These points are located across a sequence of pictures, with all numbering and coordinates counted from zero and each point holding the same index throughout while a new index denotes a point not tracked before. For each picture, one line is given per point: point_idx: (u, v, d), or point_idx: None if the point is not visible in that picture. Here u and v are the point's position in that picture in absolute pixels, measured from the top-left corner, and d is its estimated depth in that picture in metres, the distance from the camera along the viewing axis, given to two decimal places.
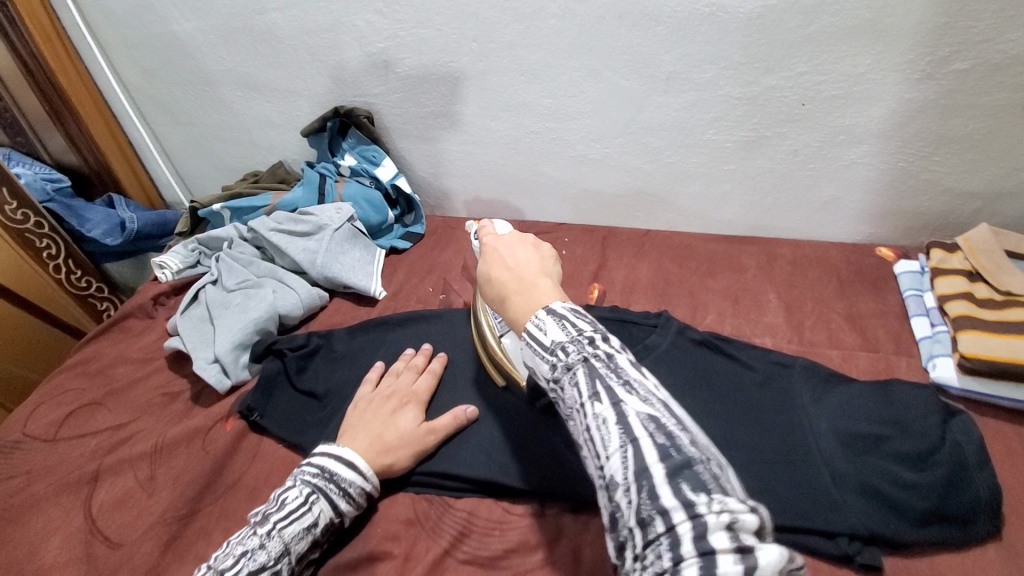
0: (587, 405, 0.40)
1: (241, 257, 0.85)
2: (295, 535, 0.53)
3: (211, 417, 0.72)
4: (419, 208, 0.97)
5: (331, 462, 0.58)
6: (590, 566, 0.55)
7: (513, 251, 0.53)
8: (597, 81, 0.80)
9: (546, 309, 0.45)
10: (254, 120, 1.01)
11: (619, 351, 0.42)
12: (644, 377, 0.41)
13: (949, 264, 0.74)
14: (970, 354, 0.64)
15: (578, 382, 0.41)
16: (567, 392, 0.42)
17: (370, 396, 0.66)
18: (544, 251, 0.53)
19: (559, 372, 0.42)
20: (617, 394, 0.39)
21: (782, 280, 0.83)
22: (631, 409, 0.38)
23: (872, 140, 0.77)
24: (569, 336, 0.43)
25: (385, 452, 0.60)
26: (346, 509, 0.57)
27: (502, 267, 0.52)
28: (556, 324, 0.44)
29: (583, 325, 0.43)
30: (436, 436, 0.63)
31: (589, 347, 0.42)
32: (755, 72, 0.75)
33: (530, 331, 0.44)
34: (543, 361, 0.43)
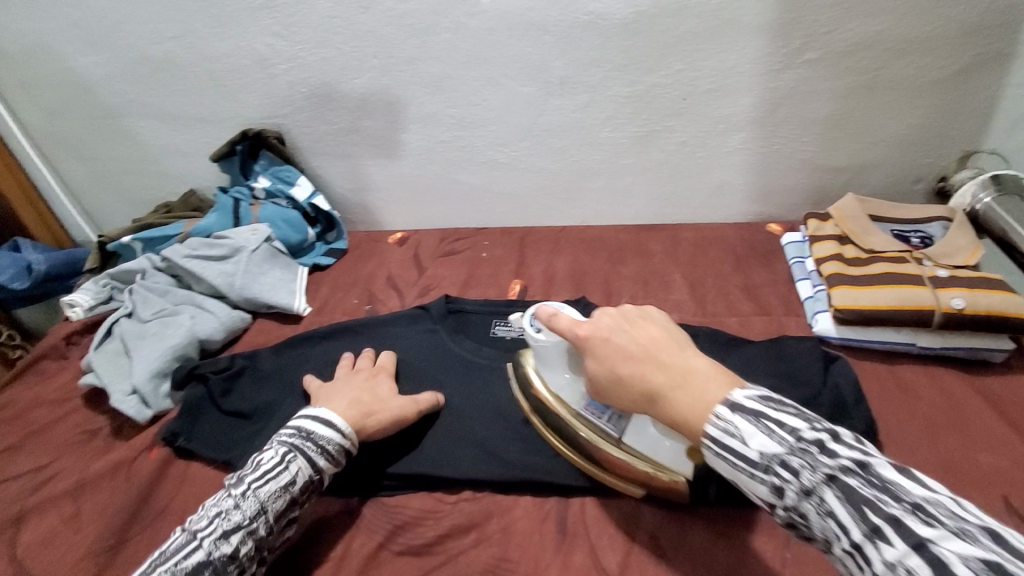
0: (863, 544, 0.35)
1: (156, 286, 0.83)
2: (271, 494, 0.53)
3: (135, 448, 0.70)
4: (340, 224, 0.98)
5: (308, 422, 0.59)
6: (520, 539, 0.58)
7: (627, 332, 0.49)
8: (497, 90, 0.85)
9: (728, 405, 0.42)
10: (162, 150, 1.00)
11: (867, 456, 0.39)
12: (923, 490, 0.36)
13: (823, 231, 0.84)
14: (842, 306, 0.72)
15: (829, 510, 0.37)
16: (816, 520, 0.38)
17: (335, 382, 0.68)
18: (657, 317, 0.51)
19: (794, 496, 0.39)
20: (910, 527, 0.34)
21: (686, 261, 0.90)
22: (942, 547, 0.33)
23: (748, 127, 0.86)
24: (786, 447, 0.40)
25: (364, 416, 0.62)
26: (326, 467, 0.57)
27: (621, 355, 0.48)
28: (755, 429, 0.41)
29: (792, 424, 0.41)
30: (414, 407, 0.65)
31: (825, 460, 0.39)
32: (638, 72, 0.82)
33: (721, 440, 0.42)
34: (758, 481, 0.40)
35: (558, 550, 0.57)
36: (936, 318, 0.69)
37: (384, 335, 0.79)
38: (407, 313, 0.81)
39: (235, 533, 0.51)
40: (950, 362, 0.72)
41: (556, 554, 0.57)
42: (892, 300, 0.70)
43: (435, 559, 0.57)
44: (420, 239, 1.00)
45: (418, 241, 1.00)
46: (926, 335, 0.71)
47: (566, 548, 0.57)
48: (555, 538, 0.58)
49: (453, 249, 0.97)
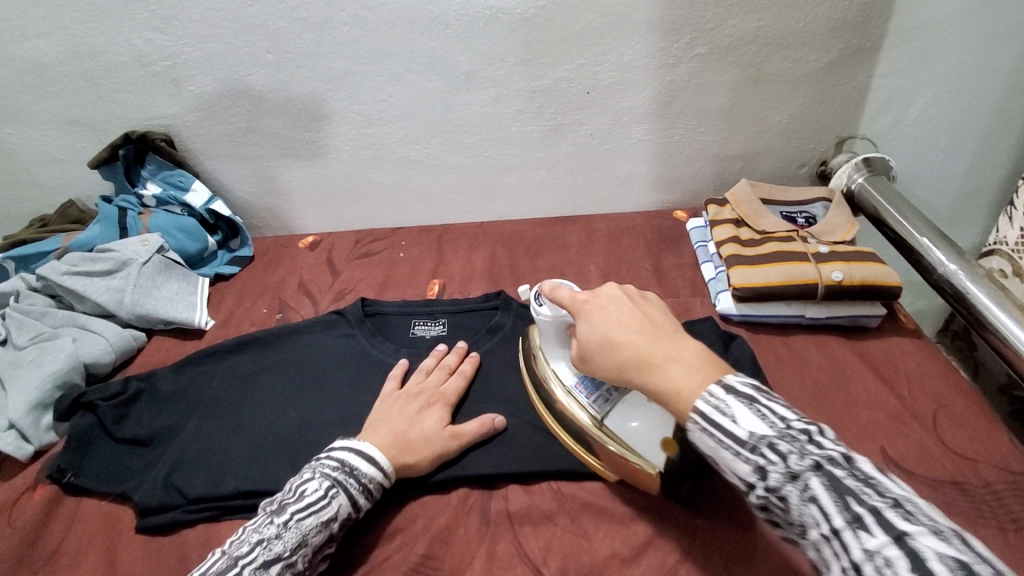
0: (842, 531, 0.38)
1: (31, 309, 0.75)
2: (312, 528, 0.51)
3: (14, 490, 0.63)
4: (244, 230, 0.93)
5: (351, 456, 0.56)
6: (443, 537, 0.58)
7: (631, 308, 0.53)
8: (402, 85, 0.83)
9: (722, 386, 0.44)
10: (29, 157, 0.90)
11: (850, 452, 0.41)
12: (895, 487, 0.39)
13: (722, 216, 0.89)
14: (740, 285, 0.77)
15: (813, 496, 0.39)
16: (795, 505, 0.40)
17: (397, 393, 0.65)
18: (654, 302, 0.54)
19: (779, 479, 0.40)
20: (890, 521, 0.36)
21: (600, 250, 0.93)
22: (918, 542, 0.35)
23: (649, 120, 0.90)
24: (777, 430, 0.42)
25: (405, 451, 0.59)
26: (364, 504, 0.55)
27: (619, 325, 0.52)
28: (751, 412, 0.43)
29: (782, 413, 0.43)
30: (460, 441, 0.61)
31: (811, 449, 0.41)
32: (542, 67, 0.83)
33: (710, 416, 0.43)
34: (742, 460, 0.42)
35: (483, 540, 0.57)
36: (820, 291, 0.76)
37: (296, 344, 0.75)
38: (321, 320, 0.77)
39: (274, 565, 0.48)
40: (834, 330, 0.79)
41: (481, 545, 0.57)
42: (782, 277, 0.76)
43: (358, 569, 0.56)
44: (333, 242, 0.96)
45: (331, 244, 0.96)
46: (813, 307, 0.78)
47: (490, 538, 0.57)
48: (479, 531, 0.58)
49: (369, 251, 0.94)
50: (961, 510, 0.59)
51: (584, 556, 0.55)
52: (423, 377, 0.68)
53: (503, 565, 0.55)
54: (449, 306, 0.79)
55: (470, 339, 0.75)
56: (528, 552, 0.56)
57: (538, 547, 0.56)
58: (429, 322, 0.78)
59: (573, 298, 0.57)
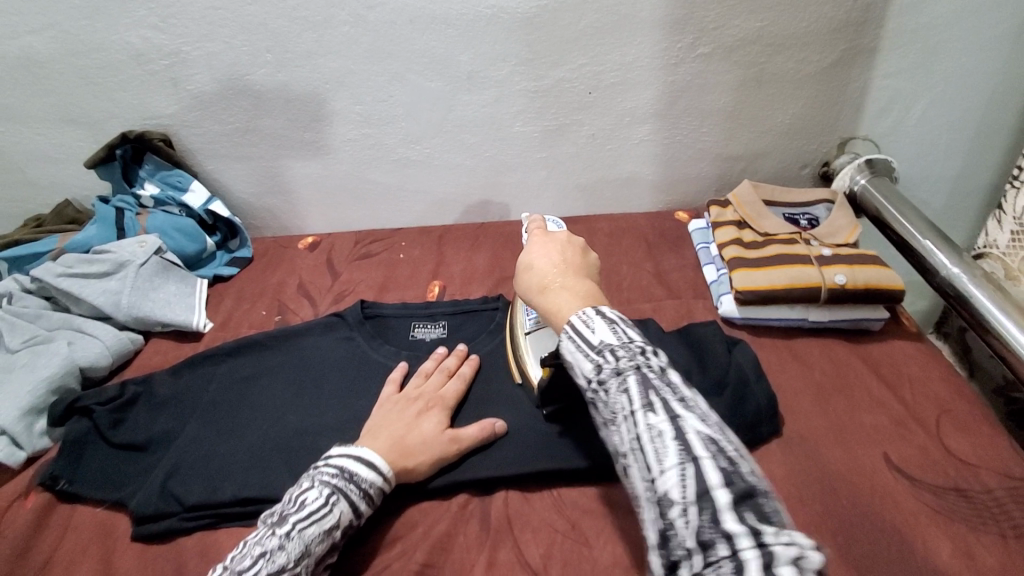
0: (638, 412, 0.39)
1: (25, 311, 0.74)
2: (315, 537, 0.50)
3: (6, 497, 0.62)
4: (242, 231, 0.93)
5: (350, 462, 0.55)
6: (443, 545, 0.57)
7: (562, 250, 0.54)
8: (403, 85, 0.82)
9: (595, 311, 0.46)
10: (24, 156, 0.89)
11: (671, 364, 0.42)
12: (694, 391, 0.40)
13: (724, 217, 0.88)
14: (743, 287, 0.76)
15: (626, 388, 0.40)
16: (613, 396, 0.41)
17: (396, 396, 0.65)
18: (591, 257, 0.55)
19: (607, 374, 0.41)
20: (674, 407, 0.38)
21: (601, 251, 0.92)
22: (689, 426, 0.37)
23: (651, 120, 0.89)
24: (620, 340, 0.43)
25: (406, 455, 0.58)
26: (363, 510, 0.55)
27: (544, 258, 0.53)
28: (606, 326, 0.44)
29: (634, 334, 0.43)
30: (460, 445, 0.60)
31: (640, 355, 0.41)
32: (544, 67, 0.82)
33: (576, 327, 0.45)
34: (587, 360, 0.43)
35: (483, 547, 0.57)
36: (823, 294, 0.75)
37: (295, 347, 0.74)
38: (321, 322, 0.77)
39: None
40: (836, 333, 0.79)
41: (481, 552, 0.56)
42: (785, 280, 0.76)
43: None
44: (333, 243, 0.95)
45: (331, 245, 0.95)
46: (815, 310, 0.77)
47: (490, 545, 0.57)
48: (479, 537, 0.58)
49: (369, 251, 0.93)
50: (964, 517, 0.59)
51: (586, 564, 0.55)
52: (423, 380, 0.67)
53: (503, 573, 0.55)
54: (450, 308, 0.79)
55: (470, 341, 0.75)
56: (529, 560, 0.55)
57: (539, 555, 0.56)
58: (429, 324, 0.78)
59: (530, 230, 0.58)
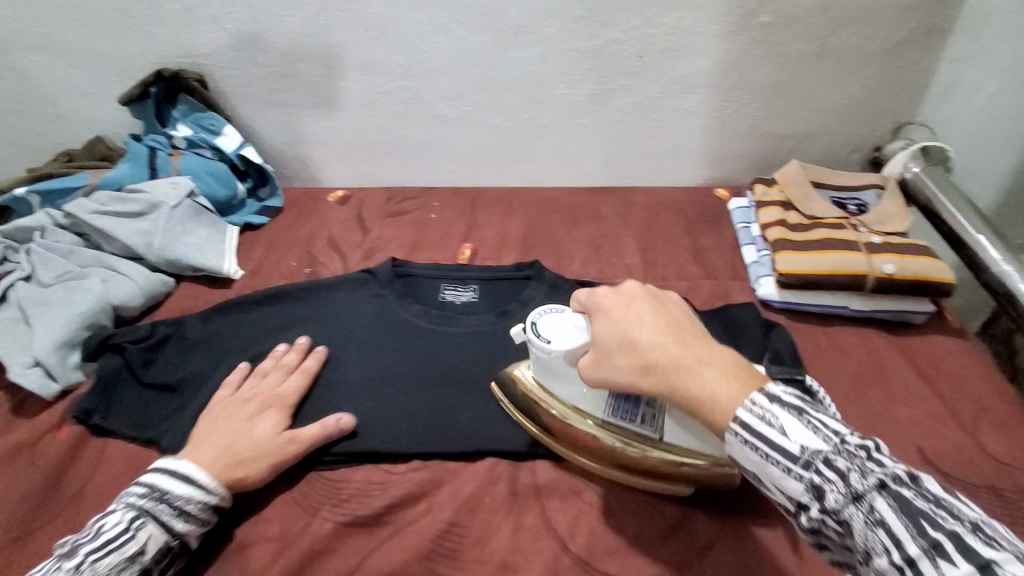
0: (913, 557, 0.36)
1: (59, 246, 0.74)
2: (113, 567, 0.47)
3: (39, 428, 0.63)
4: (274, 179, 0.90)
5: (161, 479, 0.51)
6: (471, 506, 0.56)
7: (653, 305, 0.49)
8: (446, 37, 0.79)
9: (764, 394, 0.43)
10: (56, 89, 0.87)
11: (916, 471, 0.39)
12: (972, 509, 0.37)
13: (768, 197, 0.85)
14: (785, 270, 0.74)
15: (880, 519, 0.37)
16: (857, 526, 0.38)
17: (229, 396, 0.61)
18: (678, 299, 0.51)
19: (841, 503, 0.39)
20: (972, 547, 0.35)
21: (637, 225, 0.89)
22: (999, 567, 0.34)
23: (702, 90, 0.85)
24: (833, 447, 0.40)
25: (235, 464, 0.54)
26: (184, 529, 0.51)
27: (641, 325, 0.47)
28: (805, 427, 0.41)
29: (835, 427, 0.41)
30: (299, 446, 0.57)
31: (874, 467, 0.39)
32: (595, 26, 0.78)
33: (757, 427, 0.41)
34: (793, 478, 0.40)
35: (510, 511, 0.56)
36: (868, 283, 0.73)
37: (325, 300, 0.73)
38: (351, 278, 0.75)
39: None
40: (877, 324, 0.76)
41: (508, 516, 0.56)
42: (830, 265, 0.73)
43: (384, 529, 0.55)
44: (364, 198, 0.93)
45: (361, 199, 0.93)
46: (858, 299, 0.75)
47: (517, 510, 0.56)
48: (505, 501, 0.57)
49: (401, 209, 0.91)
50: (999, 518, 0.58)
51: (614, 536, 0.54)
52: (258, 379, 0.63)
53: (530, 538, 0.54)
54: (482, 273, 0.77)
55: (501, 308, 0.74)
56: (557, 528, 0.55)
57: (566, 523, 0.55)
58: (459, 288, 0.76)
59: (593, 300, 0.51)
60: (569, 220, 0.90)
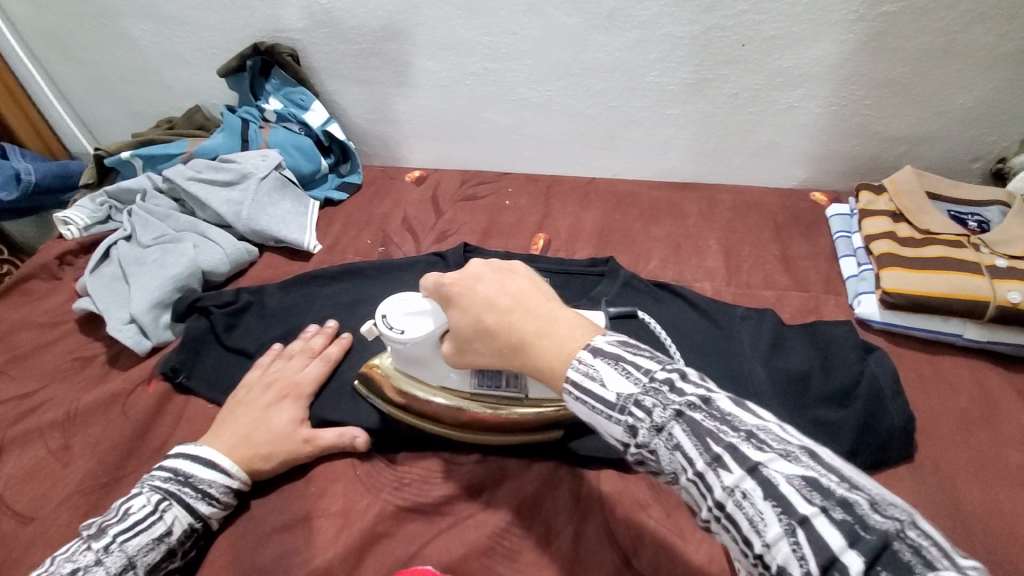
0: (705, 474, 0.34)
1: (157, 210, 0.78)
2: (141, 547, 0.48)
3: (131, 381, 0.67)
4: (355, 156, 0.92)
5: (185, 464, 0.53)
6: (531, 508, 0.54)
7: (492, 284, 0.46)
8: (537, 18, 0.76)
9: (591, 350, 0.39)
10: (161, 59, 0.92)
11: (710, 390, 0.37)
12: (756, 417, 0.35)
13: (875, 206, 0.78)
14: (891, 289, 0.67)
15: (676, 444, 0.35)
16: (665, 455, 0.36)
17: (255, 380, 0.61)
18: (523, 271, 0.47)
19: (647, 434, 0.36)
20: (747, 455, 0.33)
21: (721, 226, 0.84)
22: (772, 470, 0.32)
23: (808, 84, 0.78)
24: (640, 385, 0.37)
25: (254, 455, 0.55)
26: (208, 512, 0.53)
27: (487, 306, 0.44)
28: (613, 370, 0.38)
29: (646, 365, 0.38)
30: (315, 445, 0.57)
31: (672, 397, 0.36)
32: (697, 10, 0.73)
33: (581, 384, 0.38)
34: (613, 421, 0.37)
35: (572, 519, 0.53)
36: (990, 312, 0.65)
37: (397, 281, 0.73)
38: (422, 260, 0.75)
39: None
40: (993, 357, 0.68)
41: (569, 523, 0.53)
42: (944, 287, 0.66)
43: (444, 519, 0.54)
44: (440, 179, 0.93)
45: (437, 180, 0.93)
46: (974, 328, 0.67)
47: (578, 517, 0.53)
48: (568, 506, 0.54)
49: (475, 193, 0.90)
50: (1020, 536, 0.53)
51: (679, 557, 0.50)
52: (284, 360, 0.63)
53: (591, 549, 0.51)
54: (553, 265, 0.75)
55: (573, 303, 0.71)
56: (620, 542, 0.51)
57: (631, 537, 0.52)
58: None
59: (440, 286, 0.49)
60: (648, 216, 0.86)
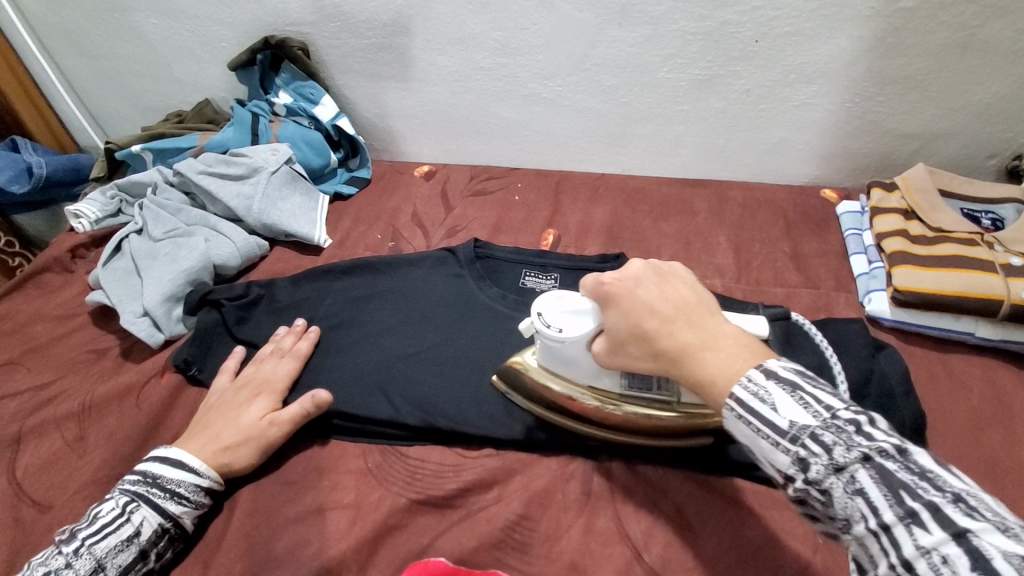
0: (892, 525, 0.33)
1: (169, 203, 0.79)
2: (110, 549, 0.49)
3: (145, 372, 0.67)
4: (364, 151, 0.91)
5: (152, 466, 0.54)
6: (542, 502, 0.54)
7: (654, 291, 0.46)
8: (549, 13, 0.76)
9: (761, 371, 0.39)
10: (172, 52, 0.92)
11: (904, 442, 0.35)
12: (961, 481, 0.33)
13: (887, 203, 0.77)
14: (903, 288, 0.67)
15: (859, 488, 0.34)
16: (840, 497, 0.35)
17: (227, 386, 0.62)
18: (686, 279, 0.47)
19: (821, 473, 0.36)
20: (951, 519, 0.31)
21: (731, 222, 0.84)
22: (983, 540, 0.30)
23: (820, 80, 0.77)
24: (821, 420, 0.36)
25: (221, 451, 0.56)
26: (178, 511, 0.53)
27: (648, 312, 0.45)
28: (790, 400, 0.37)
29: (828, 402, 0.37)
30: (279, 427, 0.58)
31: (857, 439, 0.35)
32: (710, 6, 0.73)
33: (746, 404, 0.38)
34: (781, 451, 0.37)
35: (582, 512, 0.54)
36: (1003, 310, 0.65)
37: (407, 275, 0.74)
38: (433, 255, 0.75)
39: None
40: (1005, 356, 0.68)
41: (579, 516, 0.53)
42: (957, 286, 0.66)
43: (455, 512, 0.54)
44: (449, 174, 0.93)
45: (446, 175, 0.93)
46: (985, 326, 0.67)
47: (588, 510, 0.54)
48: (577, 500, 0.55)
49: (485, 188, 0.90)
50: None
51: (690, 554, 0.50)
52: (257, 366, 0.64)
53: (601, 541, 0.52)
54: (562, 261, 0.75)
55: None
56: (630, 535, 0.52)
57: (640, 530, 0.52)
58: (540, 275, 0.74)
59: (597, 285, 0.48)
60: (658, 212, 0.86)
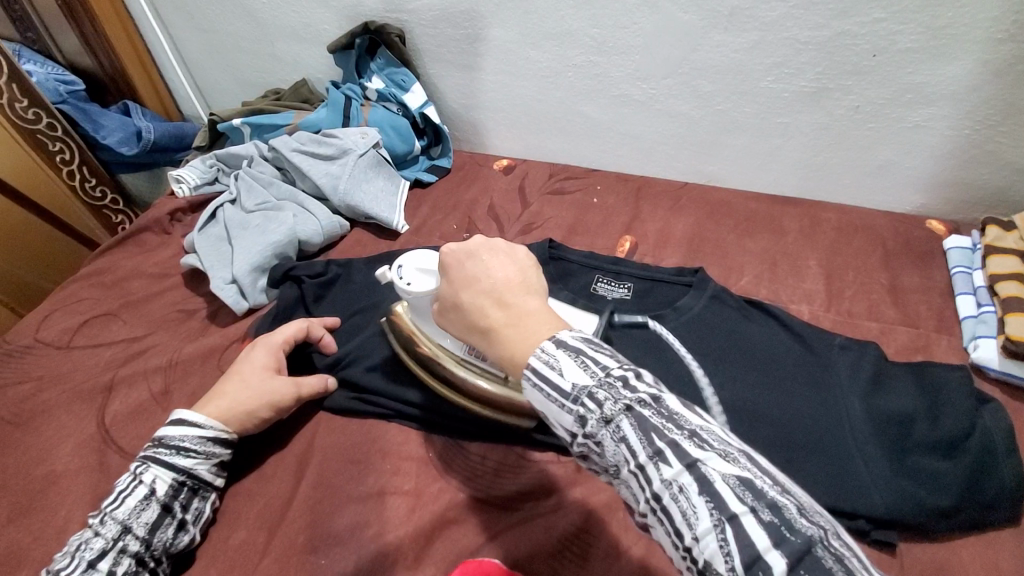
0: (646, 465, 0.35)
1: (262, 176, 0.83)
2: (131, 509, 0.51)
3: (227, 337, 0.71)
4: (447, 140, 0.93)
5: (159, 429, 0.56)
6: (600, 518, 0.53)
7: (481, 264, 0.46)
8: (651, 13, 0.74)
9: (555, 341, 0.39)
10: (276, 32, 0.95)
11: (661, 390, 0.37)
12: (700, 419, 0.36)
13: (1003, 243, 0.70)
14: (1016, 337, 0.62)
15: (622, 437, 0.36)
16: (610, 448, 0.37)
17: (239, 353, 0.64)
18: (517, 258, 0.47)
19: (595, 425, 0.37)
20: (688, 452, 0.34)
21: (823, 246, 0.79)
22: (710, 468, 0.33)
23: (941, 103, 0.70)
24: (596, 378, 0.37)
25: (237, 413, 0.58)
26: (189, 464, 0.55)
27: (472, 287, 0.45)
28: (572, 362, 0.38)
29: (605, 360, 0.38)
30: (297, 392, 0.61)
31: (624, 392, 0.37)
32: (828, 14, 0.68)
33: (540, 372, 0.38)
34: (565, 411, 0.38)
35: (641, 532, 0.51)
36: None
37: None
38: None
39: (103, 557, 0.49)
40: None
41: (639, 537, 0.51)
42: None
43: (511, 516, 0.54)
44: (528, 170, 0.93)
45: (525, 171, 0.93)
46: None
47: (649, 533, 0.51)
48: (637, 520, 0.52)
49: (563, 187, 0.89)
50: None
51: None
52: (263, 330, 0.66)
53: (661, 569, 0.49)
54: (637, 270, 0.73)
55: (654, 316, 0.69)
56: None
57: None
58: (613, 281, 0.73)
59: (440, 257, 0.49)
60: (744, 228, 0.82)
